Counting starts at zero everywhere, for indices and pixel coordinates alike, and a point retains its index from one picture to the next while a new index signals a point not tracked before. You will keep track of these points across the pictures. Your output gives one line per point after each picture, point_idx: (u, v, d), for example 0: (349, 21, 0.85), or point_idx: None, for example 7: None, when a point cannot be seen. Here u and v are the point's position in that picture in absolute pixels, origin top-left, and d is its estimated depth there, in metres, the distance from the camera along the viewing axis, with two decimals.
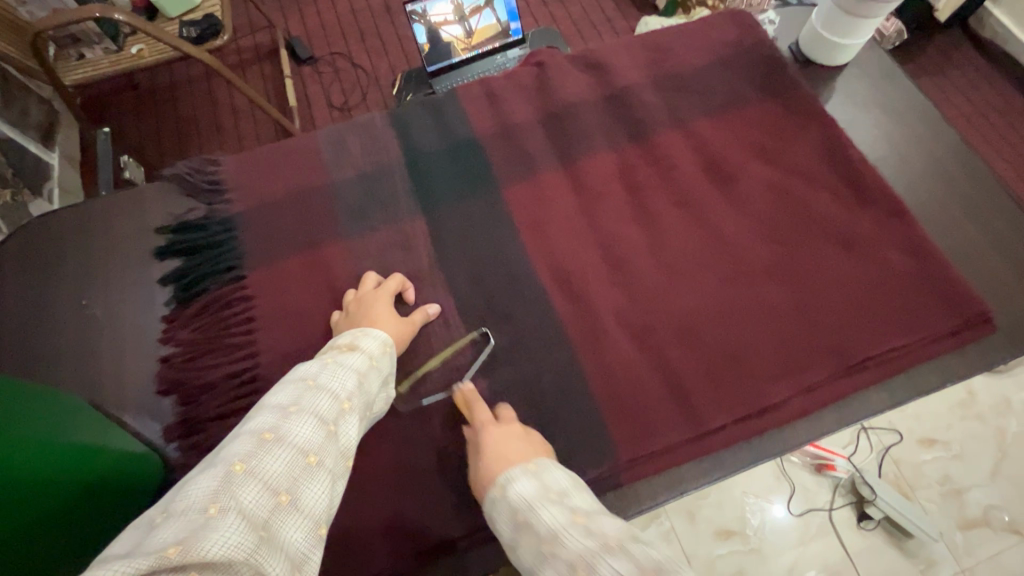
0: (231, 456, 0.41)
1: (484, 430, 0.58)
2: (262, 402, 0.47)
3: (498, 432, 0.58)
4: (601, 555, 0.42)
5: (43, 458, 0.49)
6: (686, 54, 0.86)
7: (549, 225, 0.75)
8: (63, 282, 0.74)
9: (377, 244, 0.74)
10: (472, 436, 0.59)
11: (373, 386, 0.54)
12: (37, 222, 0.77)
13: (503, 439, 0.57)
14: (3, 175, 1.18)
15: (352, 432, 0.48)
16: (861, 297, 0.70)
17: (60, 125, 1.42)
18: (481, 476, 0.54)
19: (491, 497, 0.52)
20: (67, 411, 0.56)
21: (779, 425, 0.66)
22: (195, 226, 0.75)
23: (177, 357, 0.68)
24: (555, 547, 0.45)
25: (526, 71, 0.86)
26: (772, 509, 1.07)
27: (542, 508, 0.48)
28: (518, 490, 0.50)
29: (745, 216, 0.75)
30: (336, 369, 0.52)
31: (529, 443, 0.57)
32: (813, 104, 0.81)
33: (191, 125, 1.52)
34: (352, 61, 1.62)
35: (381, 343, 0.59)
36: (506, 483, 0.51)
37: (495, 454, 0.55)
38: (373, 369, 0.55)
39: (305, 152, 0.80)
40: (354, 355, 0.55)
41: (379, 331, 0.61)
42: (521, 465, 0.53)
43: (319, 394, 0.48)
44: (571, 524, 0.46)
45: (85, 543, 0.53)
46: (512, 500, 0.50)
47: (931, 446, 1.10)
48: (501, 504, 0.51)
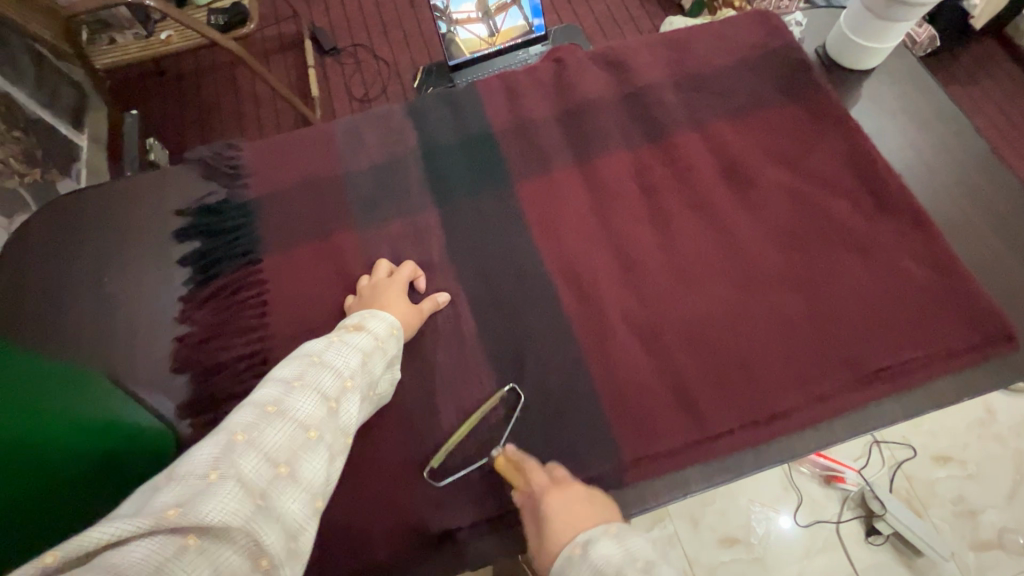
0: (234, 426, 0.42)
1: (553, 498, 0.55)
2: (268, 377, 0.48)
3: (560, 492, 0.56)
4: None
5: (55, 428, 0.52)
6: (707, 55, 0.85)
7: (561, 222, 0.75)
8: (85, 259, 0.76)
9: (389, 235, 0.75)
10: (535, 506, 0.56)
11: (377, 367, 0.54)
12: (62, 201, 0.79)
13: (577, 509, 0.54)
14: (33, 154, 1.21)
15: (353, 410, 0.49)
16: (877, 307, 0.68)
17: (88, 108, 1.45)
18: (568, 559, 0.50)
19: (565, 559, 0.50)
20: (85, 387, 0.59)
21: (788, 434, 0.65)
22: (213, 209, 0.76)
23: (192, 336, 0.69)
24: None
25: (546, 67, 0.85)
26: (778, 520, 1.06)
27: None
28: (601, 551, 0.49)
29: (761, 221, 0.74)
30: (341, 348, 0.52)
31: (592, 497, 0.55)
32: (835, 110, 0.79)
33: (216, 112, 1.54)
34: (374, 53, 1.63)
35: (388, 326, 0.58)
36: (585, 543, 0.50)
37: (581, 530, 0.52)
38: (378, 349, 0.55)
39: (322, 141, 0.81)
40: (361, 336, 0.55)
41: (388, 314, 0.60)
42: (620, 547, 0.49)
43: (323, 370, 0.49)
44: None
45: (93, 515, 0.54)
46: (594, 562, 0.48)
47: (946, 463, 1.08)
48: (581, 567, 0.49)
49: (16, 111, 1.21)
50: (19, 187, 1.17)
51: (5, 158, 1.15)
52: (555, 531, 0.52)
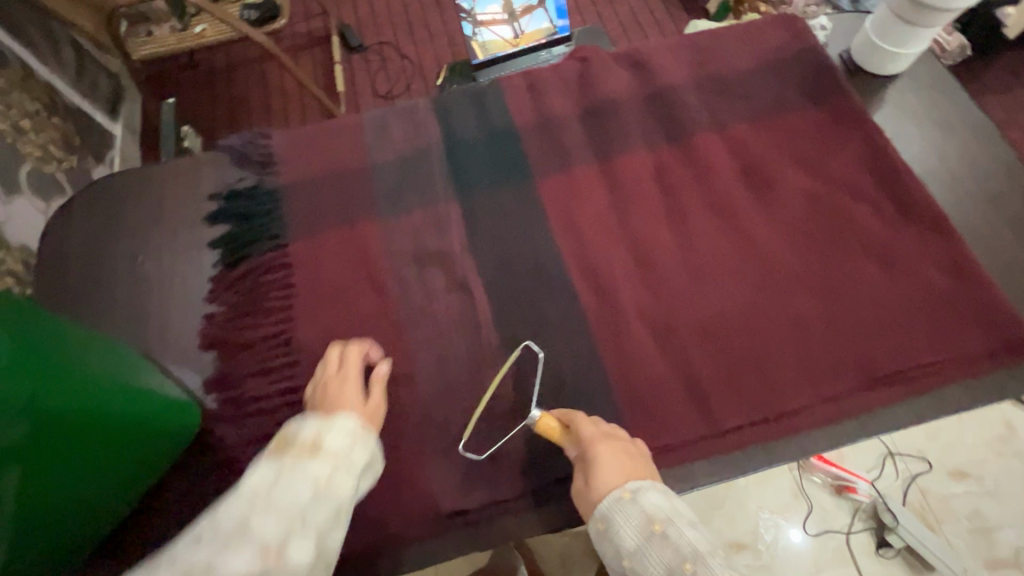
0: (186, 558, 0.41)
1: (602, 447, 0.57)
2: (203, 529, 0.43)
3: (611, 443, 0.58)
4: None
5: (79, 393, 0.54)
6: (730, 58, 0.85)
7: (580, 218, 0.76)
8: (121, 239, 0.79)
9: (412, 224, 0.77)
10: (582, 454, 0.58)
11: (348, 480, 0.52)
12: (102, 183, 0.83)
13: (626, 461, 0.57)
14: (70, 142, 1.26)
15: (315, 529, 0.46)
16: (894, 311, 0.68)
17: (124, 99, 1.51)
18: (617, 502, 0.53)
19: (614, 501, 0.53)
20: (108, 351, 0.60)
21: (799, 433, 0.65)
22: (244, 195, 0.79)
23: (221, 315, 0.72)
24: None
25: (570, 66, 0.87)
26: (788, 530, 1.05)
27: (712, 559, 0.47)
28: (650, 501, 0.52)
29: (779, 222, 0.74)
30: (309, 458, 0.50)
31: (639, 454, 0.58)
32: (858, 114, 0.79)
33: (245, 106, 1.59)
34: (400, 51, 1.66)
35: (348, 432, 0.55)
36: (635, 491, 0.53)
37: (630, 479, 0.55)
38: (337, 472, 0.51)
39: (350, 132, 0.84)
40: (317, 458, 0.51)
41: (347, 416, 0.56)
42: (668, 499, 0.53)
43: (288, 486, 0.47)
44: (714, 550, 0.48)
45: (107, 472, 0.58)
46: (644, 507, 0.52)
47: (962, 479, 1.06)
48: (630, 509, 0.52)
49: (57, 100, 1.26)
50: (56, 172, 1.21)
51: (44, 144, 1.19)
52: (603, 477, 0.55)
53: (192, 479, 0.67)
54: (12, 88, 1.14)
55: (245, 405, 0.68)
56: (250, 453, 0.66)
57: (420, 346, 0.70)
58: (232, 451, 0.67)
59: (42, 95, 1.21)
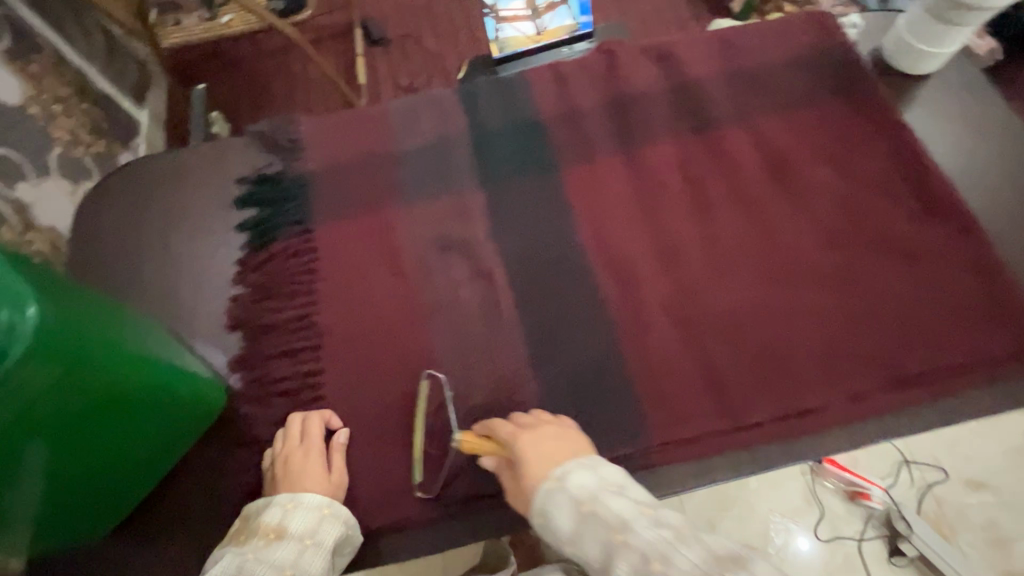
0: None
1: (524, 441, 0.58)
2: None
3: (532, 436, 0.59)
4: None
5: (113, 369, 0.52)
6: (757, 53, 0.85)
7: (603, 210, 0.76)
8: (151, 220, 0.81)
9: (436, 212, 0.77)
10: (510, 457, 0.59)
11: (316, 559, 0.56)
12: (133, 165, 0.85)
13: (549, 447, 0.57)
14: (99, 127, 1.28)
15: None
16: (919, 312, 0.68)
17: (151, 86, 1.53)
18: (546, 494, 0.53)
19: (543, 492, 0.53)
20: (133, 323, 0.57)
21: (820, 430, 0.65)
22: (271, 180, 0.81)
23: (246, 297, 0.74)
24: (662, 566, 0.43)
25: (596, 58, 0.87)
26: (797, 539, 1.04)
27: (638, 525, 0.47)
28: (575, 482, 0.52)
29: (805, 219, 0.74)
30: (278, 542, 0.56)
31: (564, 436, 0.59)
32: (888, 113, 0.78)
33: (267, 95, 1.61)
34: (422, 44, 1.67)
35: (316, 508, 0.60)
36: (561, 475, 0.53)
37: (554, 463, 0.55)
38: (304, 552, 0.56)
39: (376, 120, 0.85)
40: (283, 540, 0.56)
41: (314, 494, 0.61)
42: (593, 474, 0.53)
43: (259, 567, 0.53)
44: (641, 514, 0.48)
45: (129, 437, 0.58)
46: (570, 490, 0.52)
47: (979, 489, 1.05)
48: (557, 497, 0.52)
49: (86, 86, 1.28)
50: (84, 156, 1.22)
51: (73, 129, 1.20)
52: (530, 473, 0.55)
53: (216, 455, 0.68)
54: (44, 72, 1.15)
55: (269, 385, 0.69)
56: (274, 431, 0.68)
57: (441, 332, 0.71)
58: (256, 428, 0.68)
59: (72, 80, 1.23)
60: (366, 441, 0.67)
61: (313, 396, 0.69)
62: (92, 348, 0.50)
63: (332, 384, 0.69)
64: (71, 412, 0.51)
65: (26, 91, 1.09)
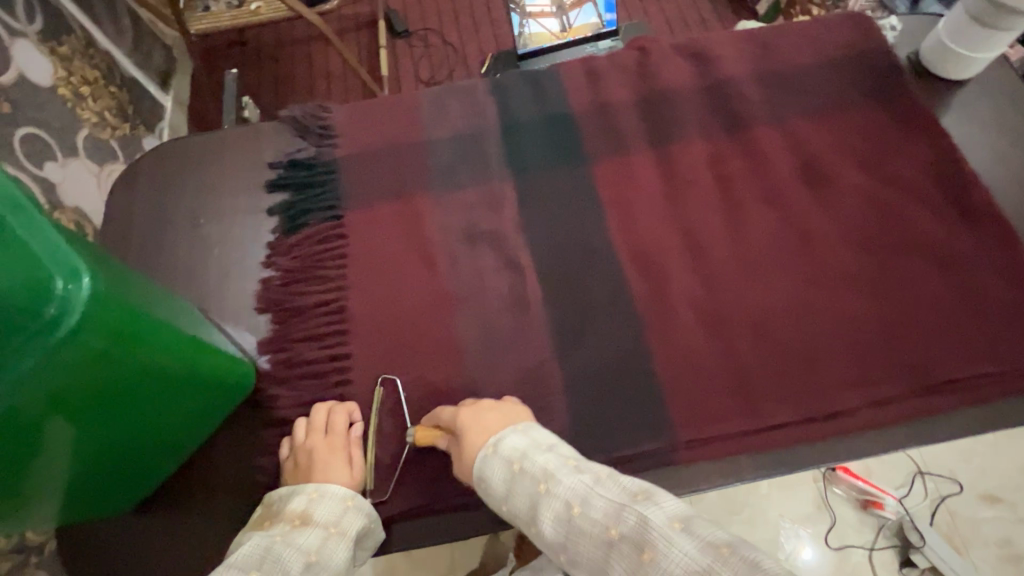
0: None
1: (462, 415, 0.60)
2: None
3: (471, 409, 0.61)
4: (628, 506, 0.45)
5: (161, 344, 0.53)
6: (792, 53, 0.84)
7: (633, 205, 0.76)
8: (182, 201, 0.82)
9: (465, 202, 0.78)
10: (454, 437, 0.60)
11: (341, 548, 0.55)
12: (166, 146, 0.86)
13: (485, 417, 0.59)
14: (124, 110, 1.28)
15: None
16: (951, 318, 0.67)
17: (176, 72, 1.54)
18: (484, 461, 0.56)
19: (481, 459, 0.56)
20: (169, 305, 0.59)
21: (848, 433, 0.64)
22: (302, 165, 0.81)
23: (276, 279, 0.74)
24: (581, 509, 0.47)
25: (628, 53, 0.86)
26: (804, 545, 1.02)
27: (561, 474, 0.51)
28: (509, 445, 0.55)
29: (837, 221, 0.73)
30: (304, 528, 0.55)
31: (500, 407, 0.61)
32: (924, 116, 0.78)
33: (290, 84, 1.62)
34: (444, 37, 1.67)
35: (340, 500, 0.60)
36: (496, 441, 0.56)
37: (489, 432, 0.58)
38: (329, 540, 0.55)
39: (407, 109, 0.85)
40: (308, 527, 0.55)
41: (339, 485, 0.61)
42: (525, 436, 0.56)
43: (288, 547, 0.52)
44: (564, 465, 0.52)
45: (168, 414, 0.59)
46: (504, 452, 0.55)
47: (993, 503, 1.02)
48: (494, 459, 0.55)
49: (113, 69, 1.28)
50: (110, 139, 1.20)
51: (101, 111, 1.19)
52: (469, 448, 0.57)
53: (244, 434, 0.69)
54: (73, 54, 1.15)
55: (297, 368, 0.70)
56: (301, 414, 0.68)
57: (468, 322, 0.71)
58: (284, 410, 0.69)
59: (101, 62, 1.23)
60: (390, 427, 0.67)
61: (340, 380, 0.69)
62: (139, 323, 0.50)
63: (360, 369, 0.69)
64: (115, 386, 0.51)
65: (55, 71, 1.08)
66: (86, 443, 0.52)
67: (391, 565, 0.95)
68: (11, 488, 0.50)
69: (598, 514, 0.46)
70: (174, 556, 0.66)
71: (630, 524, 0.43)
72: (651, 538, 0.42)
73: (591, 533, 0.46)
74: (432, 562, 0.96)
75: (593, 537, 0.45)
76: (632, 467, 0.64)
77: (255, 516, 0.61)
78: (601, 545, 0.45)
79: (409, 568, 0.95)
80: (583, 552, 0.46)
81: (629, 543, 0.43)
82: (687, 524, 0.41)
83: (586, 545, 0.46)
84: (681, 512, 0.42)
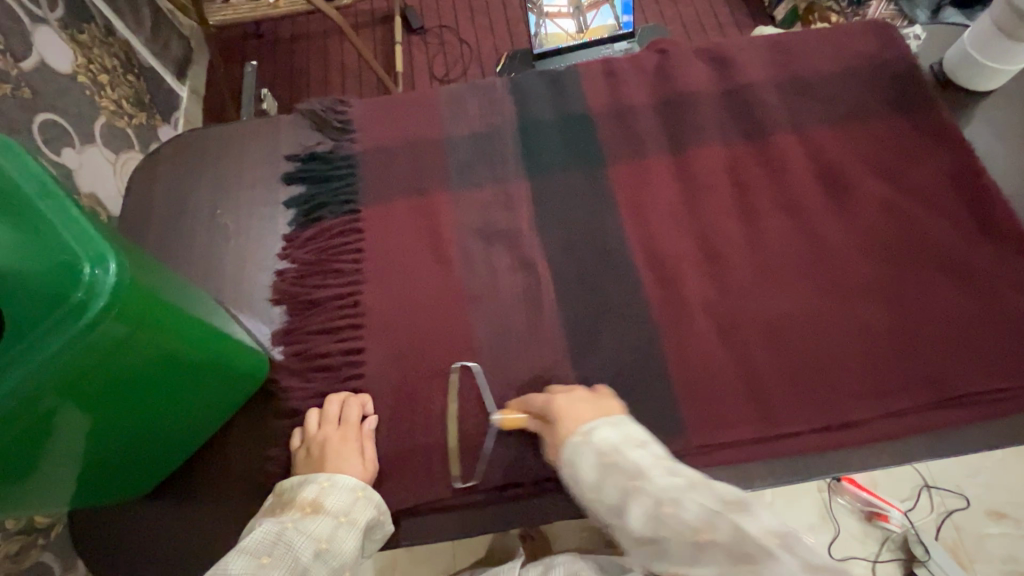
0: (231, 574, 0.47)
1: (558, 402, 0.59)
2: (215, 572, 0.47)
3: (566, 397, 0.60)
4: (723, 513, 0.40)
5: (176, 330, 0.53)
6: (814, 59, 0.84)
7: (649, 209, 0.76)
8: (201, 191, 0.82)
9: (481, 200, 0.78)
10: (546, 424, 0.60)
11: (349, 538, 0.56)
12: (187, 135, 0.87)
13: (579, 406, 0.58)
14: (142, 99, 1.28)
15: None
16: (968, 330, 0.66)
17: (193, 63, 1.55)
18: (572, 449, 0.53)
19: (571, 448, 0.54)
20: (183, 292, 0.59)
21: (861, 444, 0.64)
22: (320, 159, 0.81)
23: (291, 272, 0.74)
24: (671, 509, 0.42)
25: (648, 56, 0.86)
26: None
27: (654, 473, 0.46)
28: (601, 437, 0.52)
29: (855, 230, 0.73)
30: (315, 516, 0.56)
31: (594, 397, 0.59)
32: (946, 128, 0.77)
33: (305, 78, 1.62)
34: (459, 35, 1.67)
35: (350, 490, 0.60)
36: (588, 431, 0.53)
37: (581, 421, 0.55)
38: (339, 529, 0.56)
39: (426, 105, 0.85)
40: (320, 515, 0.56)
41: (349, 476, 0.61)
42: (618, 430, 0.53)
43: (299, 536, 0.53)
44: (658, 464, 0.48)
45: (181, 400, 0.59)
46: (596, 444, 0.52)
47: (1000, 520, 1.00)
48: (584, 449, 0.52)
49: (132, 58, 1.29)
50: (127, 127, 1.20)
51: (118, 99, 1.19)
52: (559, 435, 0.56)
53: (256, 424, 0.70)
54: (94, 42, 1.16)
55: (310, 360, 0.70)
56: (312, 405, 0.68)
57: (482, 320, 0.71)
58: (296, 401, 0.69)
59: (120, 51, 1.24)
60: (401, 423, 0.67)
61: (353, 374, 0.69)
62: (163, 313, 0.51)
63: (373, 362, 0.70)
64: (136, 374, 0.52)
65: (75, 58, 1.09)
66: (106, 429, 0.53)
67: (393, 560, 0.95)
68: (31, 472, 0.51)
69: (690, 518, 0.41)
70: (182, 543, 0.67)
71: (727, 532, 0.39)
72: (750, 548, 0.38)
73: (682, 536, 0.41)
74: (433, 559, 0.96)
75: (684, 540, 0.41)
76: None
77: (267, 502, 0.61)
78: (692, 549, 0.41)
79: (411, 564, 0.95)
80: (672, 554, 0.42)
81: (726, 551, 0.39)
82: (784, 541, 0.39)
83: (677, 548, 0.41)
84: (779, 527, 0.39)
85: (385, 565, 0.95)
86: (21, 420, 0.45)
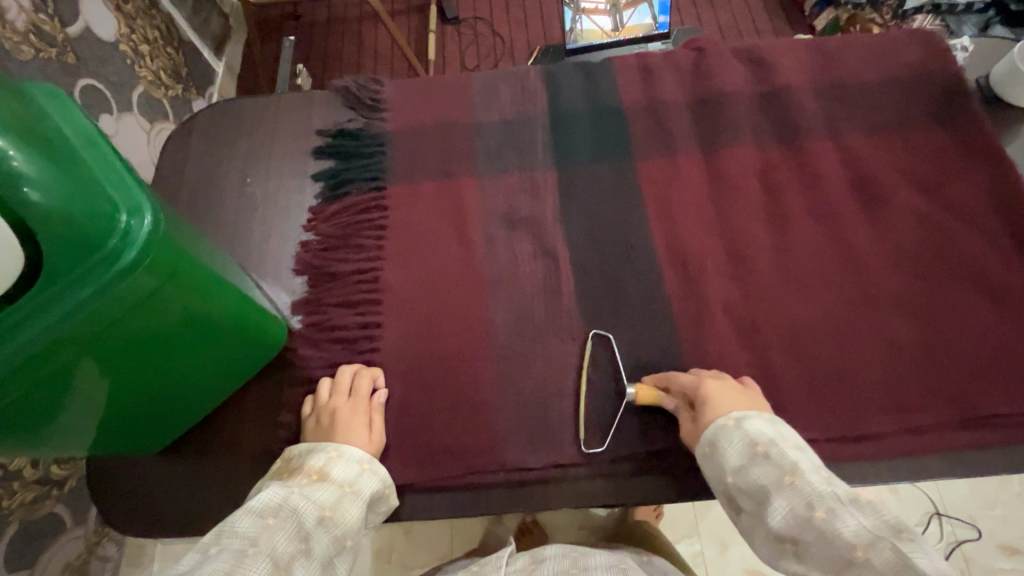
0: (238, 530, 0.47)
1: (709, 386, 0.59)
2: (221, 529, 0.47)
3: (717, 384, 0.60)
4: (885, 537, 0.38)
5: (200, 288, 0.54)
6: (856, 67, 0.82)
7: (674, 205, 0.75)
8: (233, 159, 0.84)
9: (506, 185, 0.78)
10: (689, 405, 0.61)
11: (351, 509, 0.56)
12: (223, 103, 0.88)
13: (732, 396, 0.58)
14: (179, 72, 1.30)
15: (322, 544, 0.51)
16: (997, 351, 0.65)
17: (230, 40, 1.56)
18: (717, 428, 0.55)
19: (717, 427, 0.55)
20: (208, 251, 0.59)
21: (875, 457, 0.63)
22: (350, 135, 0.82)
23: (315, 243, 0.75)
24: (824, 516, 0.42)
25: (685, 54, 0.85)
26: None
27: (812, 477, 0.45)
28: (753, 427, 0.52)
29: (884, 241, 0.71)
30: (319, 485, 0.56)
31: (749, 394, 0.59)
32: (988, 142, 0.75)
33: (341, 61, 1.64)
34: (493, 28, 1.67)
35: (357, 462, 0.61)
36: (740, 419, 0.54)
37: (731, 410, 0.56)
38: (343, 499, 0.56)
39: (458, 90, 0.85)
40: (323, 484, 0.56)
41: (356, 448, 0.62)
42: (773, 427, 0.52)
43: (305, 500, 0.53)
44: (815, 470, 0.46)
45: (197, 357, 0.60)
46: (747, 432, 0.52)
47: (1013, 555, 0.96)
48: (732, 433, 0.53)
49: (173, 30, 1.30)
50: (163, 98, 1.22)
51: (157, 70, 1.21)
52: (706, 416, 0.57)
53: (272, 390, 0.71)
54: (138, 13, 1.17)
55: (327, 332, 0.71)
56: (325, 375, 0.69)
57: (500, 304, 0.71)
58: (311, 370, 0.70)
59: (163, 24, 1.25)
60: (411, 401, 0.68)
61: (368, 348, 0.70)
62: (186, 267, 0.52)
63: (389, 337, 0.70)
64: (158, 325, 0.53)
65: (119, 28, 1.10)
66: (122, 381, 0.54)
67: (391, 541, 0.96)
68: (48, 421, 0.51)
69: (843, 531, 0.40)
70: (190, 501, 0.68)
71: (888, 557, 0.37)
72: None
73: (829, 544, 0.40)
74: (431, 544, 0.96)
75: (830, 548, 0.40)
76: (650, 465, 0.64)
77: (273, 467, 0.62)
78: (840, 562, 0.39)
79: (408, 546, 0.96)
80: (814, 559, 0.41)
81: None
82: None
83: (821, 555, 0.41)
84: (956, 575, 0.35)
85: (382, 545, 0.96)
86: (45, 369, 0.46)
